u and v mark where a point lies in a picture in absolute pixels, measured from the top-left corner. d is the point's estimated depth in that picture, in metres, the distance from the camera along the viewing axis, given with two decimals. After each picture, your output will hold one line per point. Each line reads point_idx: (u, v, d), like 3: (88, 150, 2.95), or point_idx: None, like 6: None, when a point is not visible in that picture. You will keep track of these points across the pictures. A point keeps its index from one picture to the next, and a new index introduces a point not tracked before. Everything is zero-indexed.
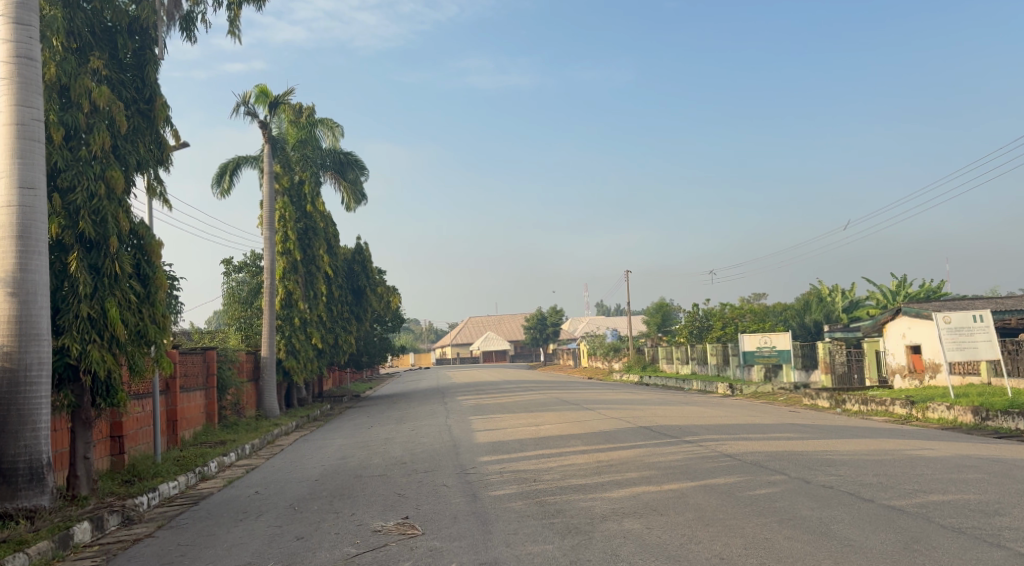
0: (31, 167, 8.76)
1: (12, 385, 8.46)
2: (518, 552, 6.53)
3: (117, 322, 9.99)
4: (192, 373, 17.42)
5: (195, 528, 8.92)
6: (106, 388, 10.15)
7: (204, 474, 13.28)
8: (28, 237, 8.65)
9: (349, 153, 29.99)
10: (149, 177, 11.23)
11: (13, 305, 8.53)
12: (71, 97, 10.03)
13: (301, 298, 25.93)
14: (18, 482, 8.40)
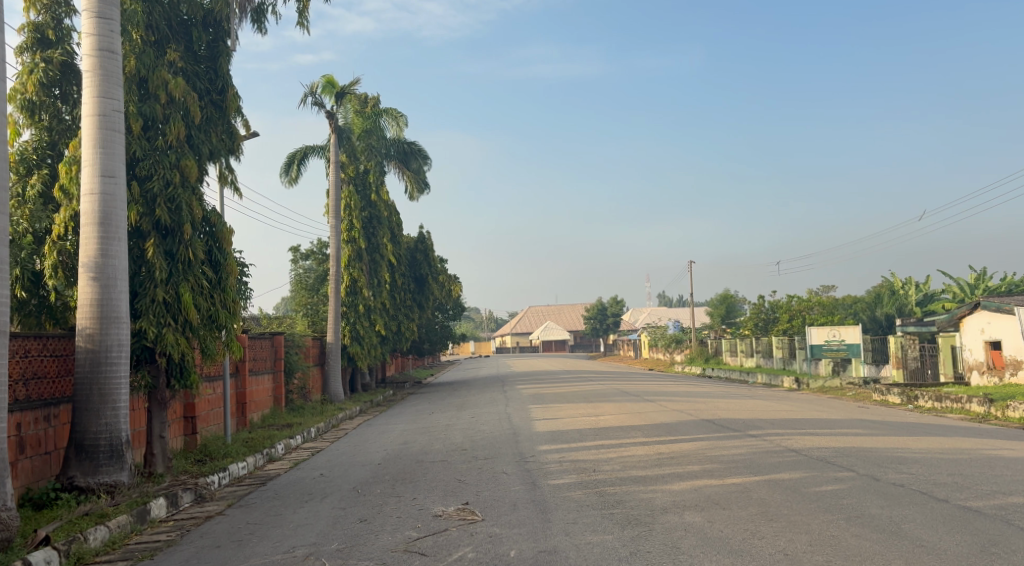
0: (112, 157, 9.11)
1: (95, 365, 8.83)
2: (577, 541, 6.54)
3: (190, 307, 10.34)
4: (261, 357, 17.92)
5: (262, 508, 9.19)
6: (180, 369, 10.52)
7: (272, 455, 13.69)
8: (110, 224, 9.00)
9: (412, 142, 30.20)
10: (221, 166, 11.54)
11: (95, 289, 8.90)
12: (149, 88, 10.40)
13: (365, 286, 26.46)
14: (100, 457, 8.77)
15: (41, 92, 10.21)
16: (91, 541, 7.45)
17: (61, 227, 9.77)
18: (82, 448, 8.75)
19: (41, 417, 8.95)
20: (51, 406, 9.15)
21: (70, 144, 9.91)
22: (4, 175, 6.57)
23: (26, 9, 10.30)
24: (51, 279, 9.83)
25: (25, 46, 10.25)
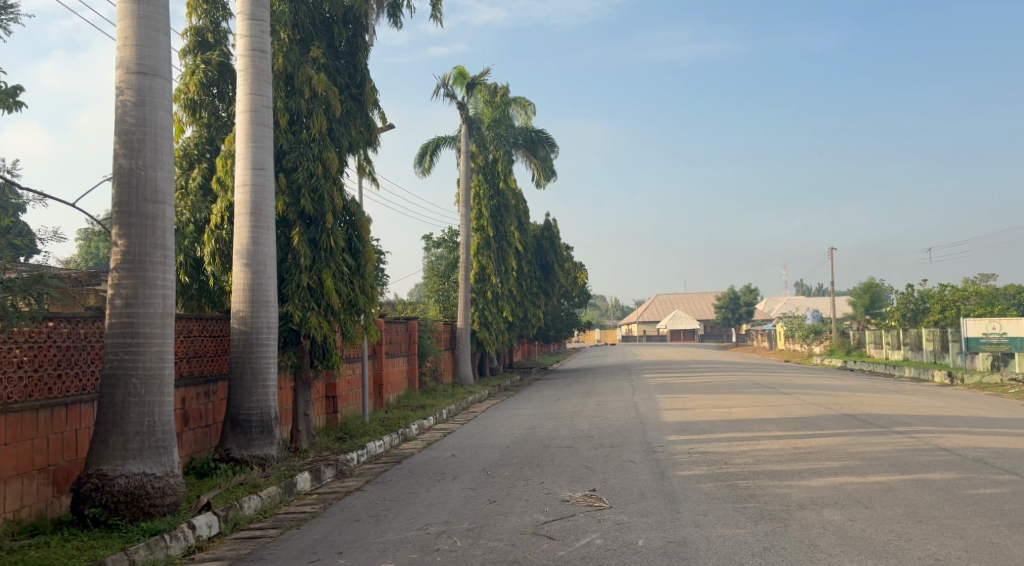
0: (262, 150, 9.67)
1: (248, 346, 9.46)
2: (708, 534, 6.43)
3: (332, 292, 10.88)
4: (397, 340, 18.63)
5: (398, 485, 9.59)
6: (322, 350, 11.09)
7: (407, 435, 14.21)
8: (260, 213, 9.59)
9: (541, 130, 30.30)
10: (360, 158, 12.04)
11: (247, 274, 9.52)
12: (295, 84, 10.95)
13: (493, 273, 26.92)
14: (252, 432, 9.37)
15: (201, 92, 10.99)
16: (245, 509, 8.02)
17: (218, 217, 10.50)
18: (237, 423, 9.39)
19: (201, 393, 9.70)
20: (210, 382, 9.89)
21: (227, 139, 10.64)
22: (170, 169, 7.13)
23: (189, 15, 11.11)
24: (210, 265, 10.61)
25: (187, 49, 11.03)
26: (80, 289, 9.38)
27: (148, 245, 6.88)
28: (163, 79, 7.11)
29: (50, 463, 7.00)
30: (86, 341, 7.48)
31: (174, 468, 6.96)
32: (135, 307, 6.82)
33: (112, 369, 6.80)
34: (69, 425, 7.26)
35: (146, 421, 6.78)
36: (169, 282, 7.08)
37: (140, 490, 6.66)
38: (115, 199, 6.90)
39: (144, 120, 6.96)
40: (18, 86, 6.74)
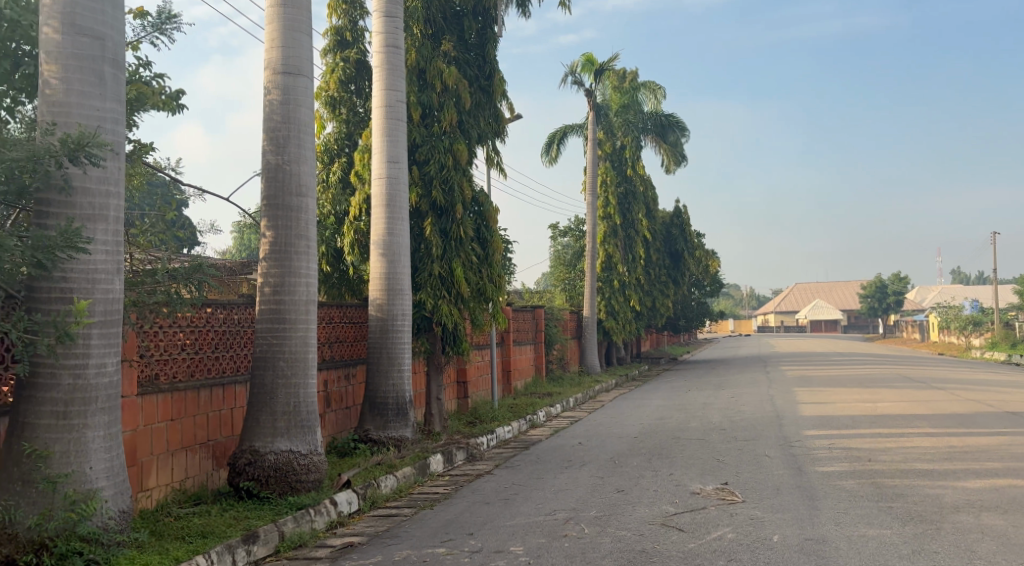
0: (396, 144, 10.01)
1: (383, 332, 9.86)
2: (850, 533, 6.16)
3: (462, 281, 11.17)
4: (524, 328, 18.88)
5: (527, 470, 9.74)
6: (453, 337, 11.41)
7: (534, 421, 14.39)
8: (395, 204, 9.94)
9: (671, 115, 29.68)
10: (489, 148, 12.25)
11: (383, 263, 9.91)
12: (427, 78, 11.25)
13: (620, 261, 26.71)
14: (388, 414, 9.76)
15: (340, 88, 11.52)
16: (382, 488, 8.39)
17: (356, 209, 11.00)
18: (374, 405, 9.81)
19: (341, 376, 10.22)
20: (349, 366, 10.40)
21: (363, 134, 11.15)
22: (312, 164, 7.51)
23: (330, 16, 11.64)
24: (349, 255, 11.13)
25: (328, 48, 11.55)
26: (234, 277, 10.06)
27: (293, 236, 7.30)
28: (306, 78, 7.49)
29: (210, 438, 7.60)
30: (240, 326, 8.05)
31: (318, 446, 7.38)
32: (282, 294, 7.27)
33: (262, 352, 7.28)
34: (226, 404, 7.84)
35: (293, 401, 7.22)
36: (312, 271, 7.48)
37: (289, 466, 7.11)
38: (264, 193, 7.35)
39: (289, 118, 7.36)
40: (179, 90, 7.21)
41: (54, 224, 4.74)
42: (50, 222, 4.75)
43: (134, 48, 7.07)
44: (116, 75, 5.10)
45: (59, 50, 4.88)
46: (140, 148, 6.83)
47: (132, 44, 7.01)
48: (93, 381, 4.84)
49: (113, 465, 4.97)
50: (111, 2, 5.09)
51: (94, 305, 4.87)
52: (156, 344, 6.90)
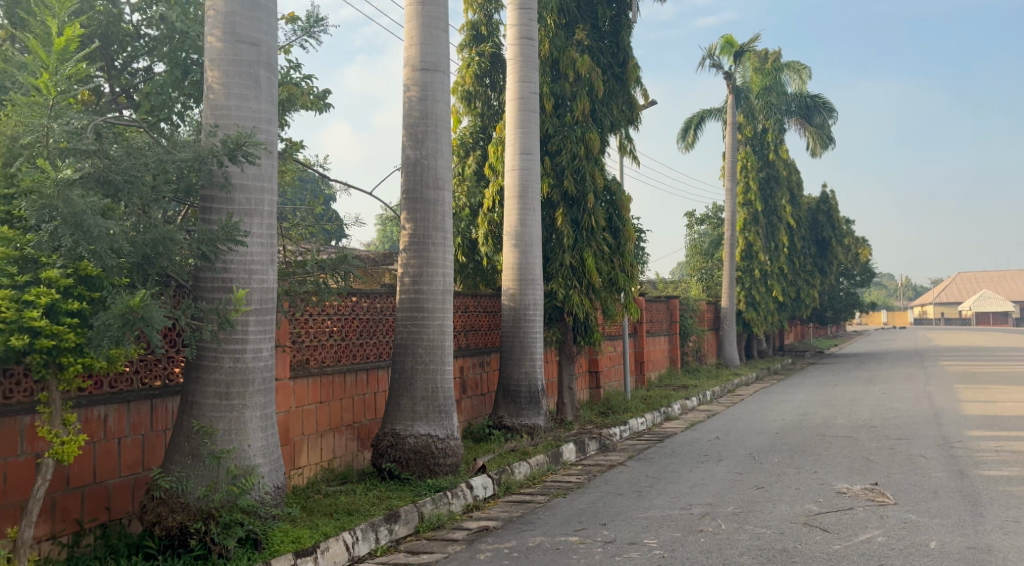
0: (529, 135, 10.09)
1: (516, 321, 9.99)
2: (1019, 543, 5.68)
3: (593, 271, 11.16)
4: (658, 319, 18.61)
5: (661, 463, 9.62)
6: (585, 327, 11.42)
7: (669, 414, 14.17)
8: (527, 195, 10.04)
9: (817, 96, 28.25)
10: (622, 136, 12.13)
11: (515, 254, 10.03)
12: (561, 69, 11.25)
13: (761, 250, 25.76)
14: (521, 402, 9.87)
15: (476, 83, 11.75)
16: (516, 474, 8.54)
17: (491, 200, 11.27)
18: (508, 392, 9.95)
19: (476, 363, 10.48)
20: (483, 353, 10.65)
21: (498, 127, 11.40)
22: (448, 157, 7.70)
23: (466, 11, 11.85)
24: (484, 246, 11.38)
25: (464, 43, 11.78)
26: (376, 268, 10.50)
27: (430, 227, 7.53)
28: (443, 74, 7.68)
29: (355, 421, 8.00)
30: (381, 314, 8.41)
31: (454, 431, 7.60)
32: (420, 284, 7.52)
33: (402, 340, 7.57)
34: (369, 388, 8.23)
35: (430, 388, 7.47)
36: (448, 262, 7.68)
37: (427, 449, 7.36)
38: (403, 186, 7.62)
39: (426, 113, 7.58)
40: (326, 90, 7.66)
41: (216, 218, 5.12)
42: (213, 217, 5.13)
43: (285, 51, 7.57)
44: (270, 78, 5.44)
45: (221, 58, 5.25)
46: (293, 145, 7.27)
47: (284, 48, 7.50)
48: (251, 364, 5.21)
49: (268, 443, 5.33)
50: (265, 10, 5.43)
51: (251, 294, 5.23)
52: (306, 330, 7.32)
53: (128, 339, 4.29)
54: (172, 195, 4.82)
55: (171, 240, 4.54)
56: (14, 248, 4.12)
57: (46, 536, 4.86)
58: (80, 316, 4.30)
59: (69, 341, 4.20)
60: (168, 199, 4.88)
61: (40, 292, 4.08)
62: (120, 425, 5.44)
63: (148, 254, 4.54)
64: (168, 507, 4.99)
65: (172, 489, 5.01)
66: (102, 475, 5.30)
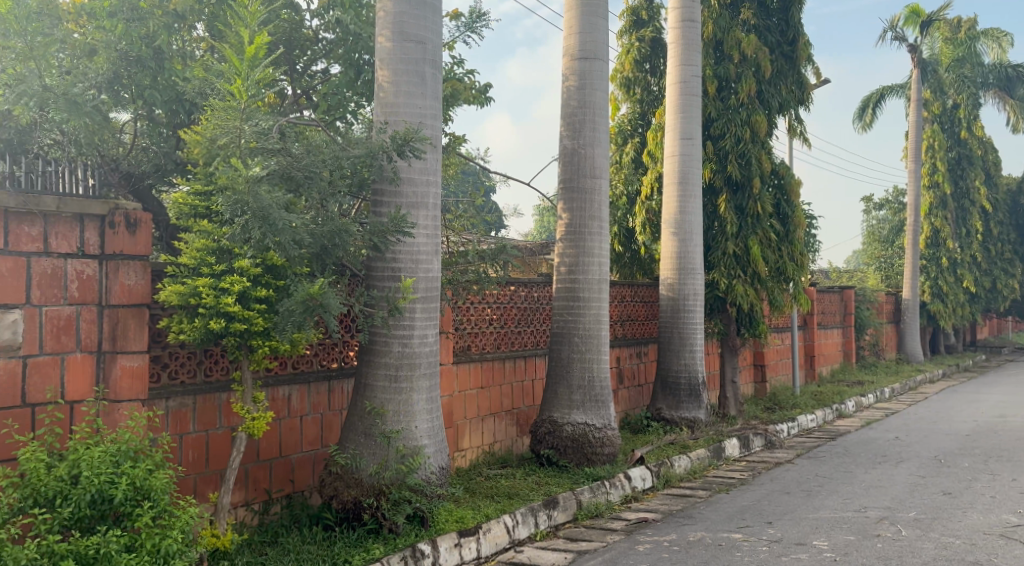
0: (690, 120, 9.83)
1: (676, 311, 9.78)
2: None
3: (759, 259, 10.73)
4: (831, 310, 17.62)
5: (833, 463, 9.13)
6: (749, 319, 10.97)
7: (842, 411, 13.40)
8: (688, 182, 9.80)
9: (1019, 65, 25.55)
10: (791, 118, 11.55)
11: (675, 243, 9.83)
12: (725, 50, 10.86)
13: (950, 237, 23.70)
14: (681, 394, 9.65)
15: (635, 69, 11.58)
16: (676, 468, 8.40)
17: (648, 187, 11.19)
18: (667, 384, 9.76)
19: (634, 354, 10.39)
20: (641, 344, 10.57)
21: (658, 113, 11.23)
22: (605, 145, 7.66)
23: None
24: (641, 235, 11.28)
25: (624, 29, 11.63)
26: (535, 257, 10.64)
27: (587, 217, 7.53)
28: (601, 62, 7.64)
29: (514, 407, 8.18)
30: (539, 303, 8.54)
31: (612, 422, 7.56)
32: (577, 273, 7.55)
33: (560, 329, 7.64)
34: (528, 375, 8.38)
35: (587, 376, 7.48)
36: (606, 251, 7.65)
37: (585, 438, 7.39)
38: (561, 175, 7.67)
39: (585, 102, 7.57)
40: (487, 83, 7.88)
41: (386, 211, 5.38)
42: (383, 210, 5.40)
43: (449, 48, 7.82)
44: (435, 74, 5.65)
45: (391, 57, 5.50)
46: (455, 140, 7.52)
47: (448, 45, 7.76)
48: (417, 349, 5.46)
49: (434, 425, 5.56)
50: (430, 8, 5.63)
51: (417, 283, 5.46)
52: (467, 318, 7.56)
53: (308, 324, 4.62)
54: (346, 189, 5.13)
55: (346, 232, 4.84)
56: (213, 240, 4.57)
57: (241, 502, 5.35)
58: (267, 302, 4.67)
59: (258, 325, 4.58)
60: (344, 194, 5.19)
61: (233, 280, 4.49)
62: (302, 404, 5.87)
63: (326, 245, 4.86)
64: (344, 483, 5.32)
65: (347, 465, 5.33)
66: (287, 450, 5.75)
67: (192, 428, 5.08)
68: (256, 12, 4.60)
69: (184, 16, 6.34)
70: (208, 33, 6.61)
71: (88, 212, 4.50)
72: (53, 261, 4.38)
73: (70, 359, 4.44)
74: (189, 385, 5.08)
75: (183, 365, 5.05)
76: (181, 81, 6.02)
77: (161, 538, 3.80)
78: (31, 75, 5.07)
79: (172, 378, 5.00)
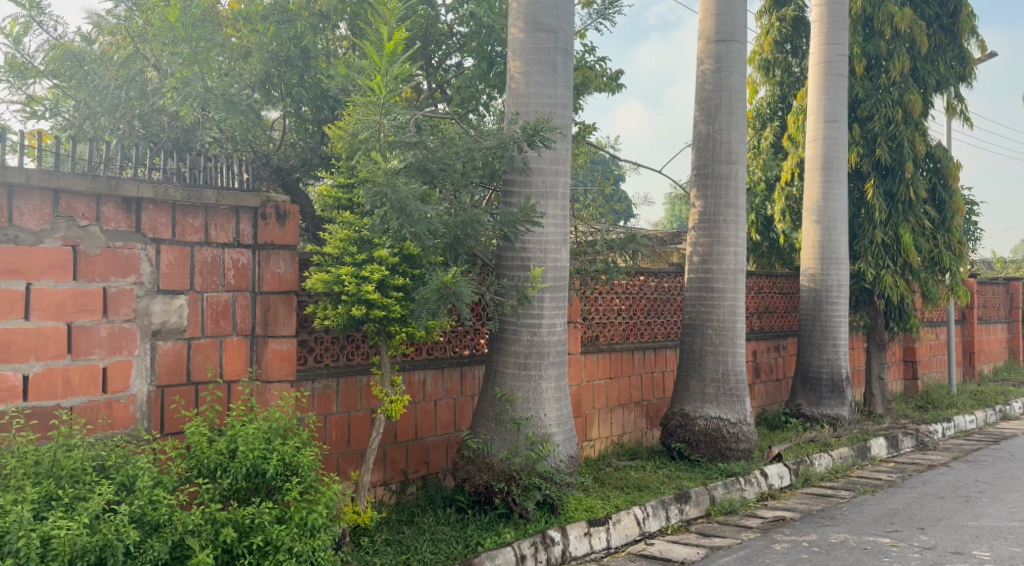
0: (835, 102, 9.33)
1: (818, 303, 9.34)
2: None
3: (911, 249, 10.06)
4: (994, 304, 16.29)
5: (995, 468, 8.45)
6: (899, 311, 10.33)
7: (1007, 413, 12.37)
8: (831, 167, 9.31)
9: None
10: (950, 96, 10.76)
11: (817, 231, 9.38)
12: (875, 26, 10.17)
13: None
14: (823, 390, 9.22)
15: (775, 50, 11.09)
16: (816, 466, 8.04)
17: (788, 173, 10.74)
18: (808, 379, 9.35)
19: (771, 347, 10.02)
20: (780, 337, 10.18)
21: (799, 95, 10.73)
22: (743, 130, 7.41)
23: None
24: (780, 223, 10.85)
25: (764, 9, 11.15)
26: (666, 247, 10.45)
27: (722, 204, 7.32)
28: (739, 44, 7.38)
29: (645, 398, 8.10)
30: (670, 294, 8.42)
31: (748, 416, 7.32)
32: (711, 263, 7.36)
33: (692, 320, 7.48)
34: (658, 366, 8.29)
35: (721, 368, 7.29)
36: (742, 239, 7.41)
37: (718, 432, 7.21)
38: (695, 162, 7.49)
39: (720, 86, 7.35)
40: (619, 70, 7.80)
41: (516, 201, 5.45)
42: (514, 200, 5.48)
43: (581, 36, 7.79)
44: (567, 62, 5.65)
45: (523, 47, 5.56)
46: (585, 128, 7.49)
47: (580, 33, 7.74)
48: (546, 338, 5.51)
49: (563, 414, 5.59)
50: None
51: (546, 272, 5.50)
52: (596, 308, 7.56)
53: (442, 311, 4.76)
54: (479, 180, 5.24)
55: (478, 222, 4.95)
56: (354, 231, 4.79)
57: (380, 482, 5.60)
58: (404, 290, 4.86)
59: (396, 312, 4.77)
60: (475, 185, 5.31)
61: (373, 269, 4.70)
62: (436, 389, 6.07)
63: (459, 235, 4.99)
64: (476, 466, 5.45)
65: (480, 450, 5.46)
66: (423, 432, 5.96)
67: (335, 409, 5.36)
68: (395, 9, 4.72)
69: (328, 16, 6.66)
70: (351, 32, 6.90)
71: (243, 205, 4.82)
72: (212, 251, 4.73)
73: (228, 341, 4.79)
74: (333, 367, 5.36)
75: (327, 349, 5.34)
76: (325, 79, 6.33)
77: (308, 511, 4.04)
78: (194, 79, 5.43)
79: (317, 361, 5.29)
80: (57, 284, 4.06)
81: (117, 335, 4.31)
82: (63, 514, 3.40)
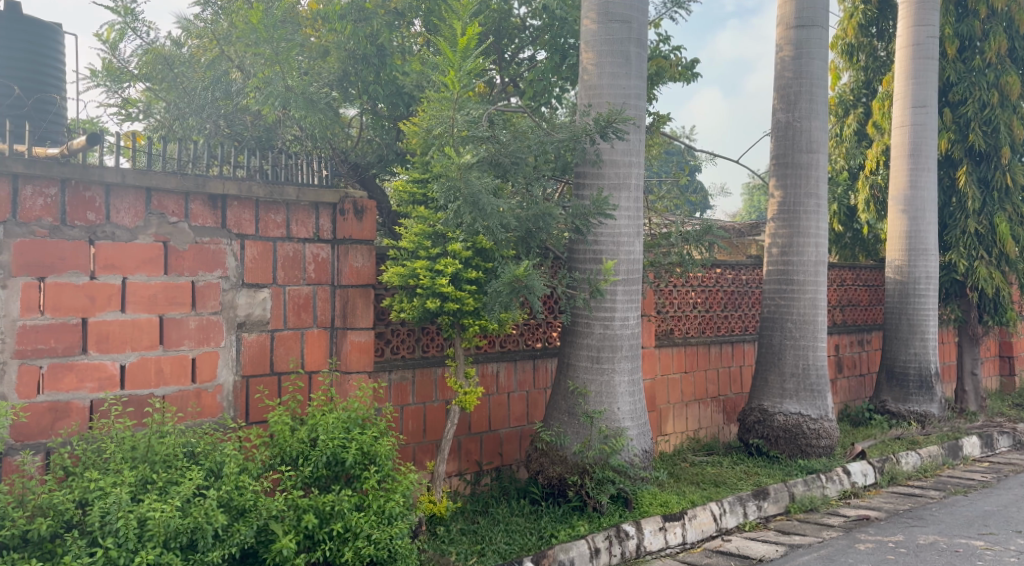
0: (924, 86, 8.93)
1: (905, 295, 8.99)
2: None
3: (1008, 239, 9.61)
4: None
5: None
6: (994, 304, 9.85)
7: None
8: (920, 153, 8.93)
9: None
10: None
11: (904, 221, 9.03)
12: (968, 4, 9.66)
13: None
14: (910, 386, 8.87)
15: (860, 34, 10.69)
16: (903, 464, 7.76)
17: (873, 161, 10.36)
18: (894, 374, 9.00)
19: (855, 341, 9.71)
20: (864, 331, 9.85)
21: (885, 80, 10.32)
22: (824, 118, 7.19)
23: None
24: (864, 214, 10.51)
25: None
26: (743, 239, 10.25)
27: (802, 194, 7.12)
28: (820, 29, 7.14)
29: (721, 393, 7.97)
30: (748, 287, 8.25)
31: (829, 412, 7.10)
32: (790, 255, 7.17)
33: (771, 313, 7.31)
34: (734, 361, 8.13)
35: (801, 363, 7.10)
36: (823, 230, 7.19)
37: (798, 428, 7.03)
38: (774, 151, 7.30)
39: (800, 72, 7.14)
40: (695, 60, 7.68)
41: (588, 194, 5.44)
42: (586, 192, 5.47)
43: (656, 25, 7.70)
44: (640, 53, 5.59)
45: (596, 39, 5.52)
46: (659, 119, 7.40)
47: (654, 23, 7.65)
48: (619, 331, 5.48)
49: (636, 408, 5.55)
50: None
51: (618, 265, 5.46)
52: (670, 302, 7.48)
53: (514, 304, 4.80)
54: (551, 173, 5.27)
55: (550, 215, 4.97)
56: (429, 225, 4.86)
57: (455, 472, 5.69)
58: (478, 283, 4.91)
59: (469, 305, 4.82)
60: (548, 178, 5.32)
61: (447, 263, 4.76)
62: (510, 382, 6.11)
63: (531, 228, 5.02)
64: (550, 459, 5.47)
65: (553, 442, 5.49)
66: (497, 424, 6.02)
67: (411, 399, 5.47)
68: (468, 5, 4.72)
69: (403, 13, 6.76)
70: (426, 28, 6.95)
71: (322, 201, 4.97)
72: (294, 245, 4.88)
73: (309, 333, 4.95)
74: (409, 359, 5.47)
75: (403, 341, 5.45)
76: (401, 75, 6.41)
77: (386, 500, 4.14)
78: (276, 79, 5.61)
79: (394, 353, 5.40)
80: (150, 278, 4.27)
81: (205, 327, 4.50)
82: (158, 497, 3.58)
